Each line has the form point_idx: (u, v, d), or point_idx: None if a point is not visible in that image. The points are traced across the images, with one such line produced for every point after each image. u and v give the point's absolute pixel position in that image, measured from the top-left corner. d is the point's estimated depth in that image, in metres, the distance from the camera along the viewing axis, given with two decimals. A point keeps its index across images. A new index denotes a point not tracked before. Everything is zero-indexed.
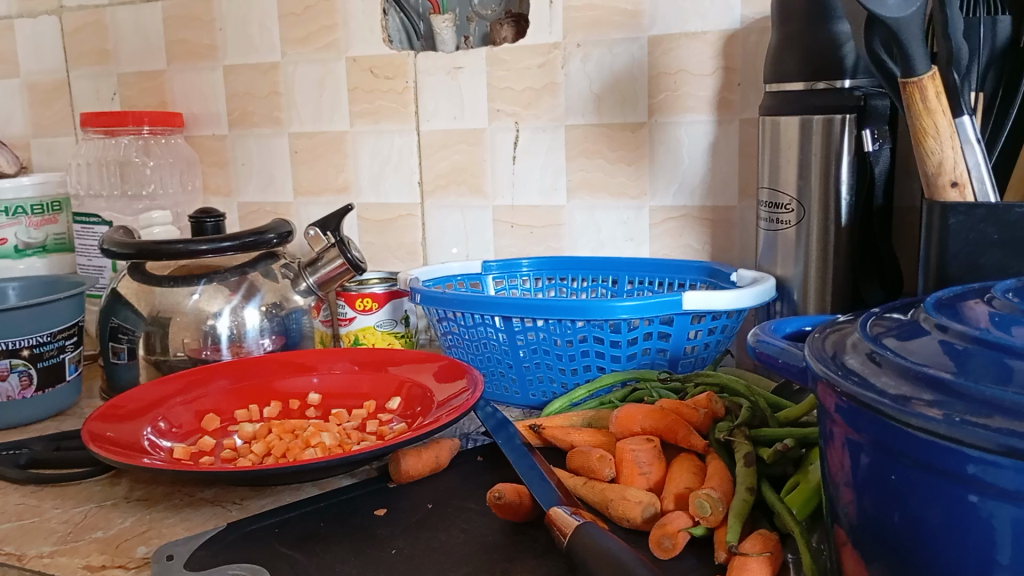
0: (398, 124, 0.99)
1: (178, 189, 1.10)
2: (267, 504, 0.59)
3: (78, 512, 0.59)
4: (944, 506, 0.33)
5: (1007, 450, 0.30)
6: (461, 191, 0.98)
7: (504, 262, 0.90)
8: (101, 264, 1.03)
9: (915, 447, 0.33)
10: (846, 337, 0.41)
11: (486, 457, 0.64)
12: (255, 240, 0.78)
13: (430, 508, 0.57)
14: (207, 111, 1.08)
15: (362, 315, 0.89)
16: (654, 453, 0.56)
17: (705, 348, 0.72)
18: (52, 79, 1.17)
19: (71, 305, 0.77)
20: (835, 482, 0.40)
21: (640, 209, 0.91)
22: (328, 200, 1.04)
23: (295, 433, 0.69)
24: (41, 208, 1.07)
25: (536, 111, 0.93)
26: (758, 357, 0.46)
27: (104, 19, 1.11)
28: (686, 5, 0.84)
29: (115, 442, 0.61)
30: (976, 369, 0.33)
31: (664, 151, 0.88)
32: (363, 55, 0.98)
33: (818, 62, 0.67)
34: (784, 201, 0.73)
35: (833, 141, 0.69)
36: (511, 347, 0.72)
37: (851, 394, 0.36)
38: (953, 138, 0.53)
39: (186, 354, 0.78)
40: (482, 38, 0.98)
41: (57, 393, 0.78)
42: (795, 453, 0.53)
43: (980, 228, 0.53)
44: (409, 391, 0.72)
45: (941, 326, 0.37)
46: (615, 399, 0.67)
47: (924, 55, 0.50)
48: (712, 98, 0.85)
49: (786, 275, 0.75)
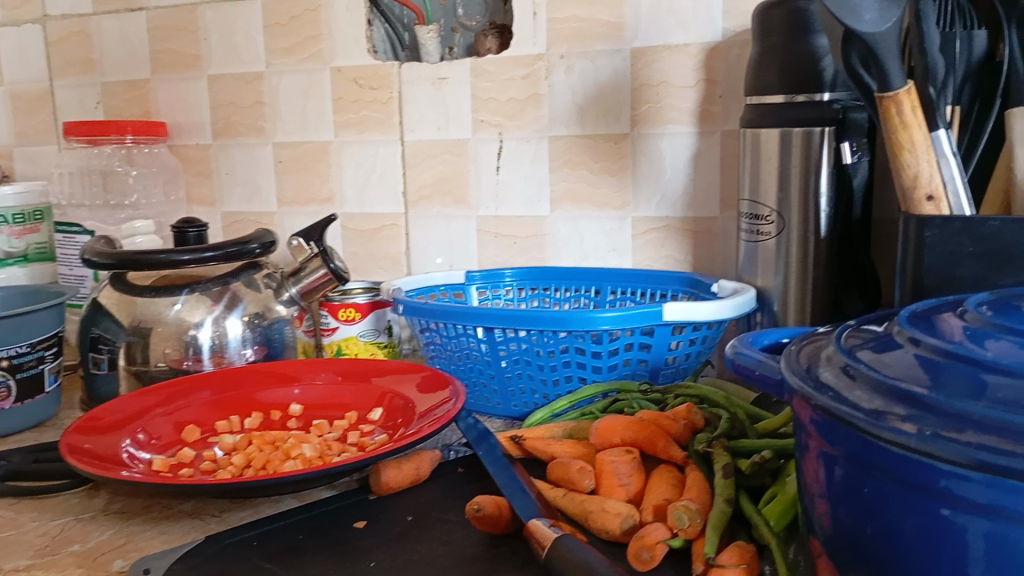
0: (382, 134, 0.99)
1: (162, 199, 1.10)
2: (246, 516, 0.59)
3: (56, 525, 0.59)
4: (917, 520, 0.34)
5: (978, 464, 0.30)
6: (445, 202, 0.98)
7: (488, 273, 0.90)
8: (83, 274, 1.02)
9: (888, 461, 0.34)
10: (821, 349, 0.42)
11: (467, 468, 0.64)
12: (238, 250, 0.78)
13: (410, 520, 0.57)
14: (191, 120, 1.08)
15: (345, 325, 0.89)
16: (633, 465, 0.57)
17: (687, 359, 0.73)
18: (35, 88, 1.16)
19: (51, 315, 0.77)
20: (810, 494, 0.40)
21: (623, 220, 0.91)
22: (313, 210, 1.04)
23: (276, 444, 0.68)
24: (22, 217, 1.04)
25: (519, 122, 0.93)
26: (735, 369, 0.46)
27: (88, 29, 1.11)
28: (668, 17, 0.85)
29: (94, 455, 0.60)
30: (949, 383, 0.33)
31: (647, 163, 0.89)
32: (348, 66, 0.98)
33: (797, 76, 0.67)
34: (764, 212, 0.74)
35: (813, 153, 0.69)
36: (493, 358, 0.72)
37: (825, 408, 0.36)
38: (929, 151, 0.54)
39: (167, 364, 0.78)
40: (466, 49, 0.98)
41: (36, 404, 0.78)
42: (773, 465, 0.53)
43: (956, 241, 0.54)
44: (390, 402, 0.72)
45: (914, 339, 0.38)
46: (596, 411, 0.67)
47: (899, 69, 0.51)
48: (694, 110, 0.86)
49: (767, 286, 0.75)
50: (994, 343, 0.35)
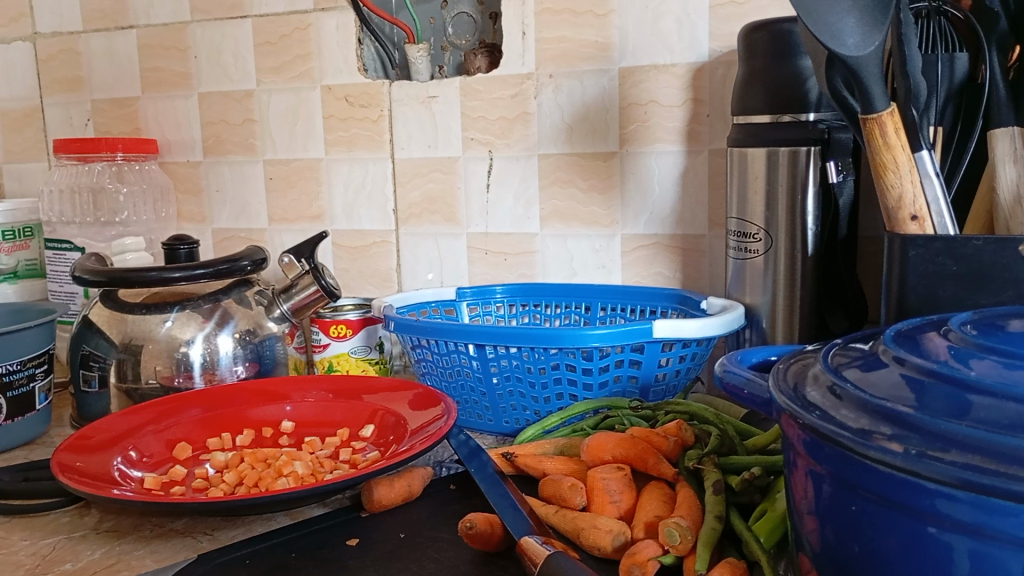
0: (371, 152, 1.00)
1: (151, 216, 1.10)
2: (238, 535, 0.59)
3: (46, 544, 0.59)
4: (903, 538, 0.34)
5: (963, 483, 0.31)
6: (435, 219, 0.98)
7: (478, 289, 0.91)
8: (72, 291, 1.02)
9: (874, 480, 0.34)
10: (808, 368, 0.42)
11: (458, 485, 0.65)
12: (229, 267, 0.78)
13: (402, 538, 0.57)
14: (181, 138, 1.08)
15: (336, 341, 0.89)
16: (624, 482, 0.57)
17: (677, 376, 0.73)
18: (24, 106, 1.16)
19: (42, 333, 0.77)
20: (798, 511, 0.41)
21: (612, 237, 0.92)
22: (303, 227, 1.05)
23: (267, 462, 0.68)
24: (12, 234, 1.06)
25: (508, 140, 0.94)
26: (724, 388, 0.47)
27: (77, 47, 1.11)
28: (656, 38, 0.86)
29: (84, 473, 0.60)
30: (934, 403, 0.34)
31: (635, 181, 0.90)
32: (337, 84, 0.99)
33: (781, 96, 0.68)
34: (751, 231, 0.75)
35: (799, 172, 0.70)
36: (484, 374, 0.72)
37: (813, 427, 0.37)
38: (912, 172, 0.55)
39: (158, 382, 0.78)
40: (456, 68, 0.99)
41: (26, 422, 0.77)
42: (762, 481, 0.54)
43: (937, 261, 0.55)
44: (382, 420, 0.73)
45: (899, 358, 0.38)
46: (587, 427, 0.68)
47: (882, 92, 0.52)
48: (681, 129, 0.87)
49: (755, 303, 0.76)
50: (977, 363, 0.36)
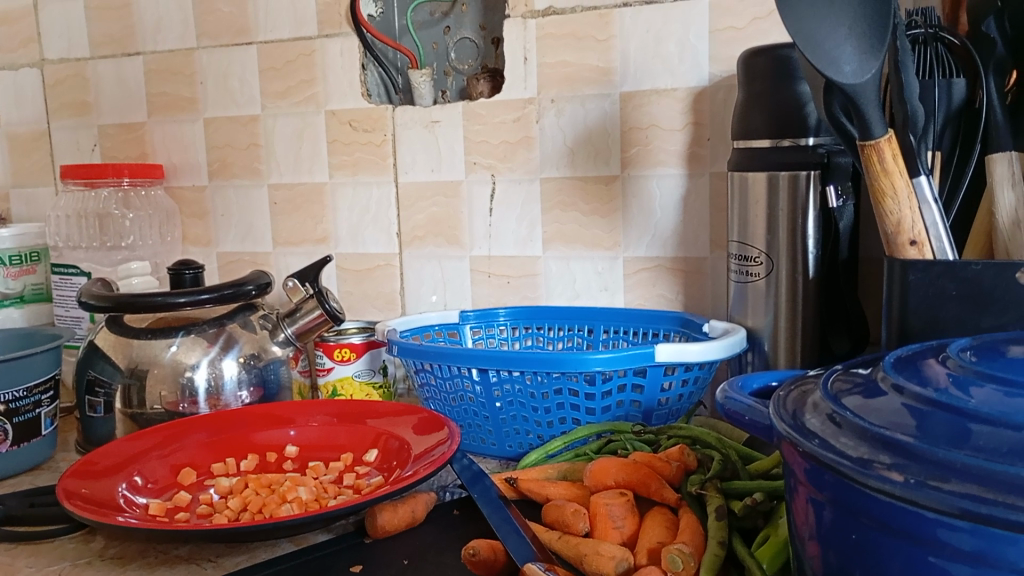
0: (375, 176, 1.00)
1: (157, 240, 1.11)
2: (242, 561, 0.59)
3: (52, 571, 0.59)
4: (905, 564, 0.34)
5: (963, 512, 0.31)
6: (438, 242, 0.99)
7: (481, 312, 0.91)
8: (78, 315, 1.03)
9: (876, 508, 0.34)
10: (808, 395, 0.43)
11: (462, 510, 0.65)
12: (234, 292, 0.79)
13: (405, 563, 0.57)
14: (187, 161, 1.09)
15: (340, 365, 0.90)
16: (627, 508, 0.57)
17: (679, 400, 0.73)
18: (32, 130, 1.17)
19: (47, 359, 0.77)
20: (800, 536, 0.41)
21: (614, 260, 0.92)
22: (307, 250, 1.05)
23: (271, 487, 0.69)
24: (18, 259, 1.06)
25: (510, 163, 0.94)
26: (726, 414, 0.47)
27: (85, 72, 1.12)
28: (657, 62, 0.87)
29: (89, 500, 0.60)
30: (934, 431, 0.34)
31: (637, 205, 0.90)
32: (342, 109, 1.00)
33: (782, 121, 0.69)
34: (753, 254, 0.75)
35: (800, 196, 0.71)
36: (488, 399, 0.73)
37: (813, 455, 0.37)
38: (910, 198, 0.55)
39: (163, 407, 0.78)
40: (459, 92, 1.00)
41: (31, 448, 0.78)
42: (765, 506, 0.54)
43: (939, 284, 0.55)
44: (385, 444, 0.73)
45: (898, 386, 0.38)
46: (590, 451, 0.68)
47: (879, 118, 0.53)
48: (682, 153, 0.88)
49: (757, 326, 0.76)
50: (977, 390, 0.36)
